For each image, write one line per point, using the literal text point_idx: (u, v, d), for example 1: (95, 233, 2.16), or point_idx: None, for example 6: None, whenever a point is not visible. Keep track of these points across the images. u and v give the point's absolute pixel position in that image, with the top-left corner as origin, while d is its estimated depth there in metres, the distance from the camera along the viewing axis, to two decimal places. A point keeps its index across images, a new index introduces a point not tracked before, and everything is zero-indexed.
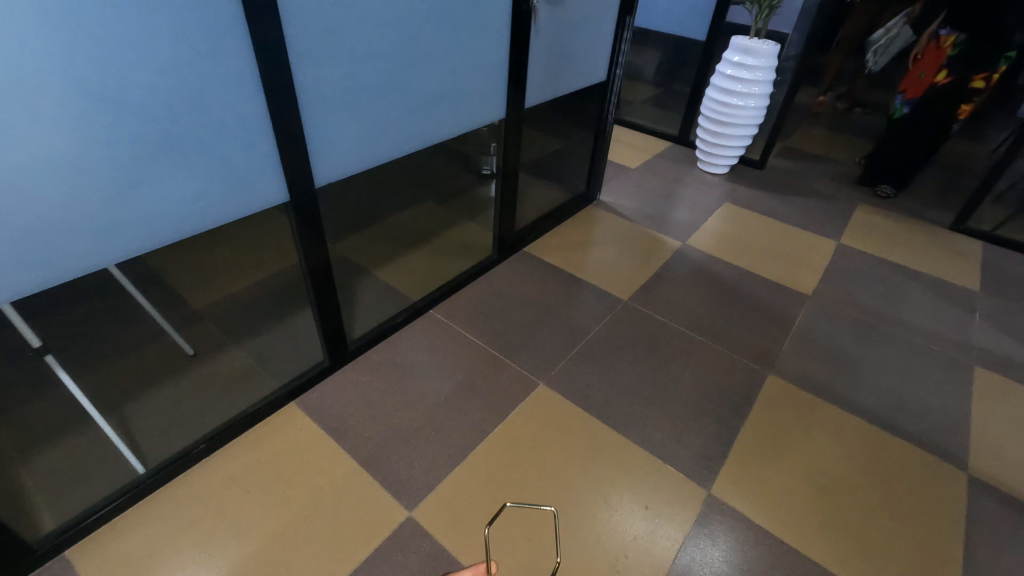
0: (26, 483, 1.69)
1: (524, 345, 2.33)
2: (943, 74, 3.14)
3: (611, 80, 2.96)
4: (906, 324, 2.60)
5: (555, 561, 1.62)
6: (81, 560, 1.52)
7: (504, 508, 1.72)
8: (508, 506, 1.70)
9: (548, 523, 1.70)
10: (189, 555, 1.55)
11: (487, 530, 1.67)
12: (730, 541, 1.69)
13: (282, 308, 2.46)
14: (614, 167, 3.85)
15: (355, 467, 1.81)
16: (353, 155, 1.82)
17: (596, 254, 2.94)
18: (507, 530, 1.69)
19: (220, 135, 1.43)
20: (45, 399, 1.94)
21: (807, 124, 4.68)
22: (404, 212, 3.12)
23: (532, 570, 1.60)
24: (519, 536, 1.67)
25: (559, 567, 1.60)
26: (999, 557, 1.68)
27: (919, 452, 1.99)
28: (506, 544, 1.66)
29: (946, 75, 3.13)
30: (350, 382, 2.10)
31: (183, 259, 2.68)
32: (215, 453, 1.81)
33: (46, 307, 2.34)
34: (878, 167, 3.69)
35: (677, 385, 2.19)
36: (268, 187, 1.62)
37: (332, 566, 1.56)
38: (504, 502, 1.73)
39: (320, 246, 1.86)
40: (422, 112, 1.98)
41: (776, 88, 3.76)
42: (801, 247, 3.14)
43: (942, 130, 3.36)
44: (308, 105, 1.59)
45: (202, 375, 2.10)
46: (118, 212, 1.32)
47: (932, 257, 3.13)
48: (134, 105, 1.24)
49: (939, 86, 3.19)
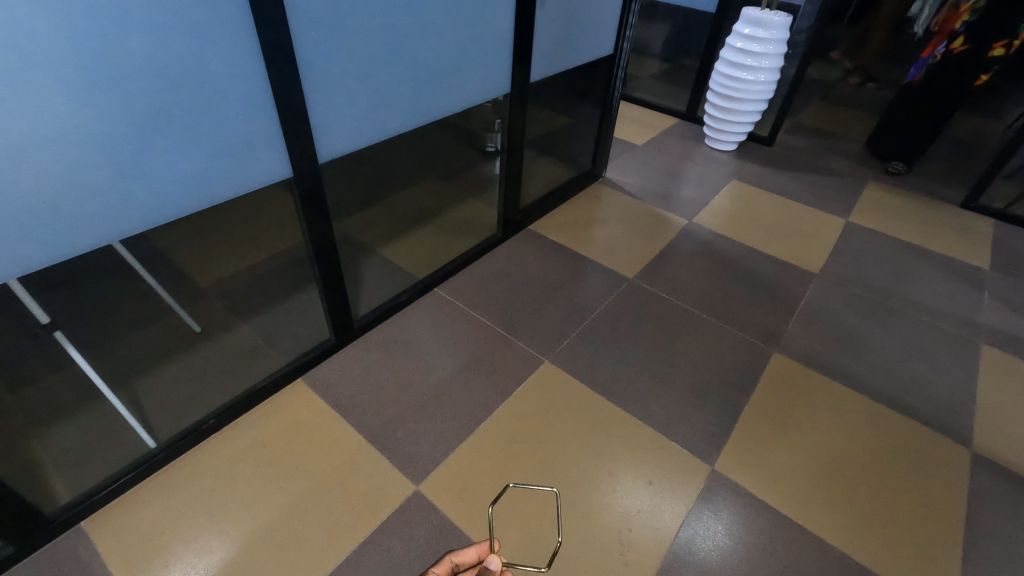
0: (40, 456, 1.72)
1: (529, 323, 2.33)
2: (960, 41, 3.04)
3: (618, 54, 2.89)
4: (914, 303, 2.58)
5: (557, 538, 1.64)
6: (97, 531, 1.56)
7: (508, 488, 1.72)
8: (511, 483, 1.71)
9: (551, 499, 1.73)
10: (202, 527, 1.59)
11: (491, 509, 1.68)
12: (733, 516, 1.71)
13: (287, 286, 2.46)
14: (620, 144, 3.80)
15: (362, 442, 1.83)
16: (356, 131, 1.79)
17: (601, 232, 2.91)
18: (511, 506, 1.71)
19: (220, 108, 1.40)
20: (55, 375, 1.96)
21: (818, 99, 4.58)
22: (408, 189, 3.10)
23: (535, 546, 1.62)
24: (523, 512, 1.70)
25: (561, 545, 1.62)
26: (1001, 532, 1.69)
27: (923, 430, 1.99)
28: (510, 523, 1.67)
29: (964, 42, 3.03)
30: (356, 359, 2.12)
31: (187, 237, 2.68)
32: (224, 428, 1.83)
33: (54, 284, 2.35)
34: (889, 141, 3.62)
35: (682, 363, 2.19)
36: (271, 163, 1.60)
37: (341, 538, 1.59)
38: (508, 482, 1.73)
39: (325, 224, 1.85)
40: (426, 86, 1.94)
41: (787, 62, 3.67)
42: (809, 225, 3.10)
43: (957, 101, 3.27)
44: (310, 80, 1.56)
45: (209, 352, 2.11)
46: (119, 188, 1.31)
47: (941, 235, 3.09)
48: (136, 79, 1.22)
49: (956, 54, 3.09)
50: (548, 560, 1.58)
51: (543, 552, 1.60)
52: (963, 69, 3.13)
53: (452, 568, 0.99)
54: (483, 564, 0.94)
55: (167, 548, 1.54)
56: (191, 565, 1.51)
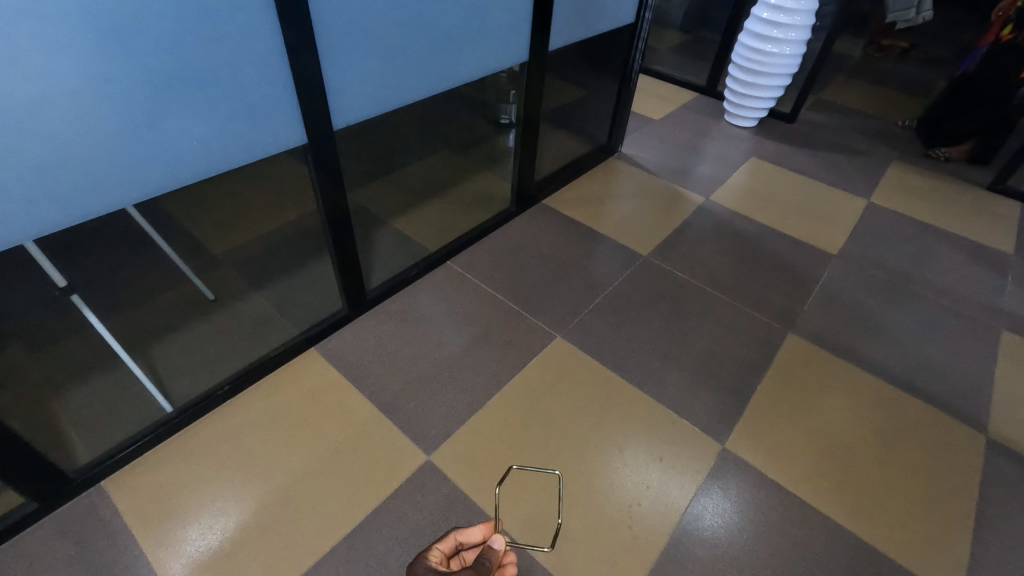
0: (60, 418, 1.75)
1: (541, 298, 2.31)
2: (1009, 30, 2.98)
3: (639, 24, 2.78)
4: (933, 286, 2.53)
5: (557, 520, 1.63)
6: (116, 491, 1.59)
7: (511, 470, 1.71)
8: (515, 467, 1.70)
9: (556, 484, 1.71)
10: (215, 491, 1.61)
11: (496, 490, 1.67)
12: (742, 493, 1.72)
13: (300, 255, 2.45)
14: (637, 118, 3.70)
15: (374, 412, 1.84)
16: (370, 97, 1.74)
17: (616, 207, 2.87)
18: (516, 487, 1.70)
19: (234, 72, 1.36)
20: (73, 338, 1.98)
21: (843, 75, 4.42)
22: (420, 161, 3.05)
23: (537, 526, 1.62)
24: (529, 494, 1.69)
25: (561, 526, 1.62)
26: (1010, 517, 1.69)
27: (939, 414, 1.97)
28: (515, 503, 1.67)
29: (1011, 31, 2.97)
30: (368, 330, 2.11)
31: (198, 204, 2.66)
32: (238, 395, 1.85)
33: (70, 248, 2.36)
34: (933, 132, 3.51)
35: (694, 341, 2.18)
36: (286, 130, 1.57)
37: (352, 507, 1.61)
38: (511, 464, 1.72)
39: (338, 192, 1.82)
40: (441, 52, 1.87)
41: (814, 35, 3.52)
42: (829, 204, 3.03)
43: (1004, 94, 3.11)
44: (324, 44, 1.51)
45: (224, 319, 2.12)
46: (133, 153, 1.28)
47: (965, 217, 3.02)
48: (151, 35, 1.18)
49: (1004, 43, 3.02)
50: (551, 540, 1.58)
51: (546, 531, 1.60)
52: (1009, 59, 3.03)
53: (455, 545, 1.06)
54: (487, 543, 1.01)
55: (184, 508, 1.57)
56: (207, 526, 1.54)
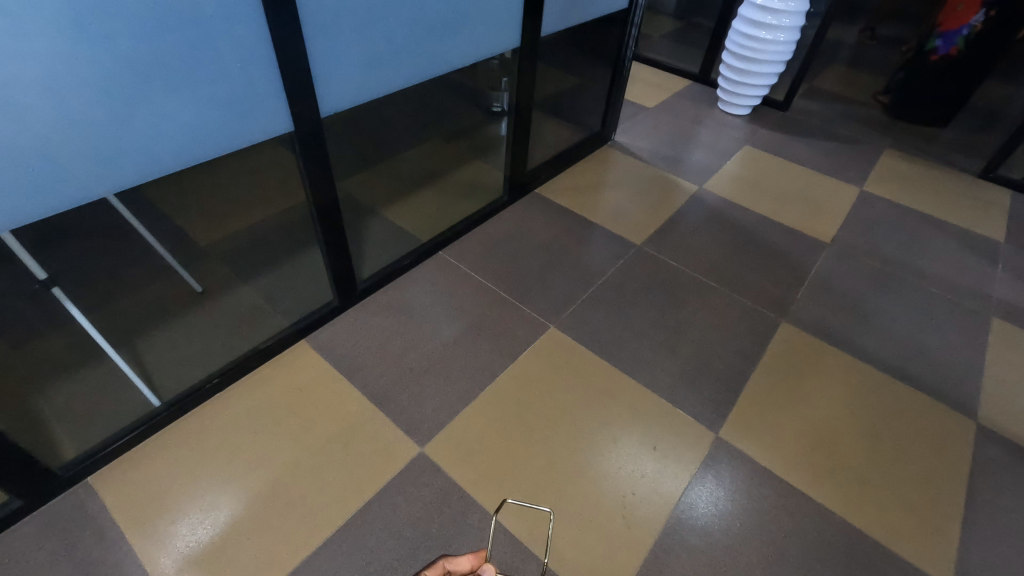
0: (44, 413, 1.71)
1: (534, 288, 2.29)
2: None
3: (632, 10, 2.71)
4: (925, 274, 2.54)
5: (543, 558, 1.53)
6: (105, 486, 1.57)
7: (507, 503, 1.61)
8: (508, 501, 1.61)
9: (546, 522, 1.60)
10: (205, 485, 1.59)
11: (493, 518, 1.59)
12: (736, 482, 1.72)
13: (289, 245, 2.41)
14: (630, 106, 3.67)
15: (366, 405, 1.82)
16: (359, 84, 1.70)
17: (610, 196, 2.85)
18: (512, 522, 1.60)
19: (218, 57, 1.32)
20: (56, 332, 1.94)
21: (837, 61, 4.40)
22: (411, 149, 3.00)
23: (533, 535, 1.57)
24: (519, 537, 1.57)
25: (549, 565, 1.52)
26: (999, 502, 1.71)
27: (929, 400, 1.99)
28: (509, 507, 1.63)
29: None
30: (360, 322, 2.09)
31: (183, 194, 2.60)
32: (229, 388, 1.83)
33: (52, 239, 2.31)
34: None
35: (688, 331, 2.16)
36: (272, 117, 1.53)
37: (345, 500, 1.59)
38: (506, 499, 1.62)
39: (327, 180, 1.78)
40: (429, 36, 1.82)
41: (808, 21, 3.48)
42: (823, 193, 3.02)
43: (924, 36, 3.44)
44: (309, 30, 1.46)
45: (211, 312, 2.09)
46: (113, 140, 1.24)
47: (956, 205, 3.02)
48: (131, 20, 1.13)
49: None
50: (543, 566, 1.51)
51: (541, 539, 1.56)
52: None
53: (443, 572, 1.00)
54: None
55: (174, 503, 1.55)
56: (197, 521, 1.52)
